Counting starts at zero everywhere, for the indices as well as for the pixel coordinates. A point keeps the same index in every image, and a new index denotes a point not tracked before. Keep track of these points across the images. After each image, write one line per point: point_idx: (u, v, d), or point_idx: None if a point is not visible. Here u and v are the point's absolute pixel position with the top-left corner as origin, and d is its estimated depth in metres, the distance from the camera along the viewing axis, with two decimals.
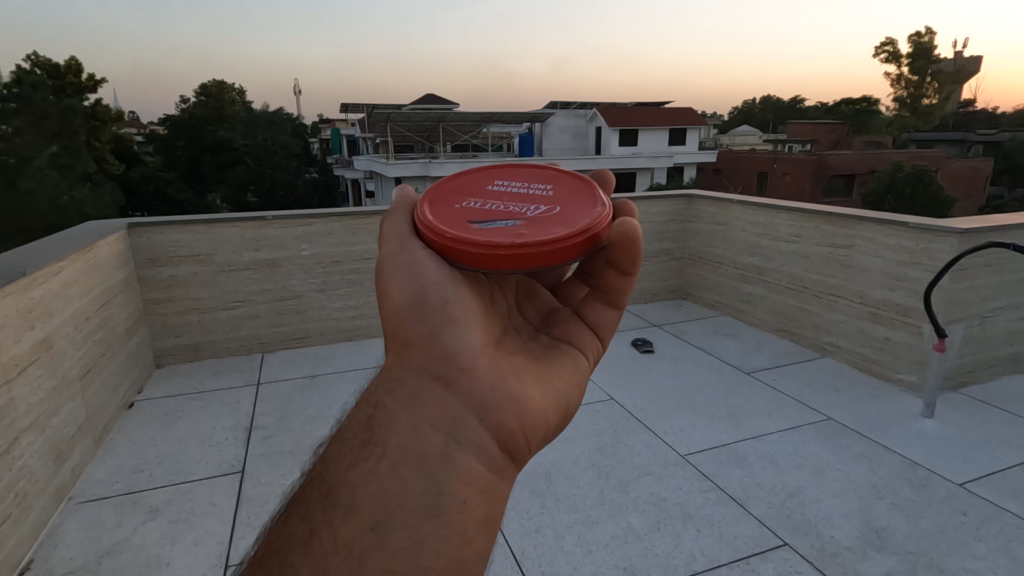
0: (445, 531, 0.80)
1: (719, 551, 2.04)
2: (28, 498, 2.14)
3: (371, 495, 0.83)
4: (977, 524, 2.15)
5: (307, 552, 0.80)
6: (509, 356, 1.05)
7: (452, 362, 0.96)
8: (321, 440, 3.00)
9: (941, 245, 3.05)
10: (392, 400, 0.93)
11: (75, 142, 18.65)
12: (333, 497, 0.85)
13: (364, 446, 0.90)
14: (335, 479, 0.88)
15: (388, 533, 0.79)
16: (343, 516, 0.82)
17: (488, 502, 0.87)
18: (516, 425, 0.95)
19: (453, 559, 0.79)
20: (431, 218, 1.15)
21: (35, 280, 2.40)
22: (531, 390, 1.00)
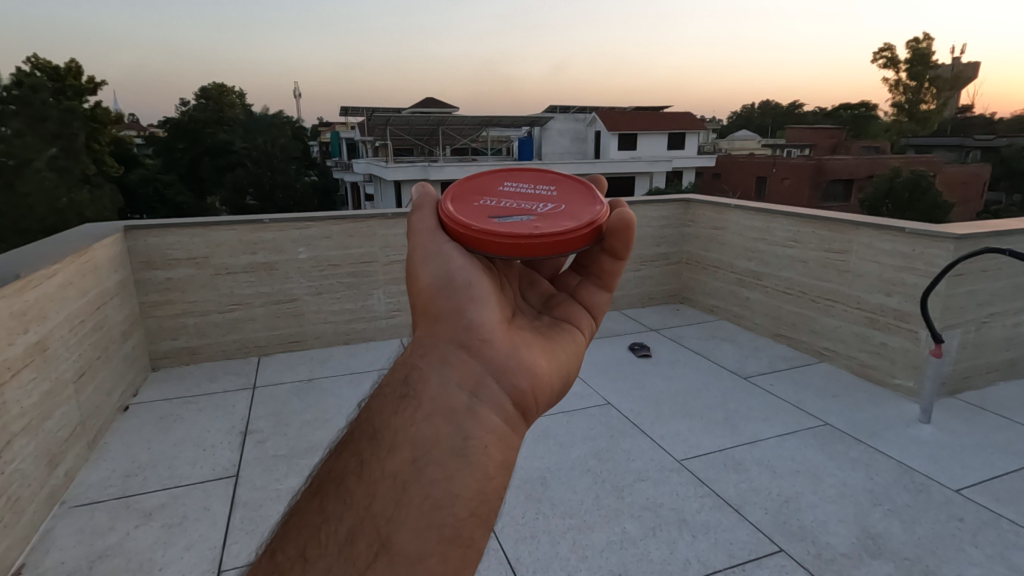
0: (473, 469, 0.78)
1: (715, 557, 2.03)
2: (20, 502, 2.13)
3: (407, 434, 0.79)
4: (974, 530, 2.15)
5: (352, 485, 0.75)
6: (522, 331, 1.04)
7: (471, 331, 0.96)
8: (316, 445, 2.98)
9: (938, 251, 3.06)
10: (420, 361, 0.91)
11: (74, 144, 18.72)
12: (374, 436, 0.80)
13: (401, 396, 0.86)
14: (375, 422, 0.83)
15: (424, 468, 0.75)
16: (381, 450, 0.78)
17: (506, 449, 0.85)
18: (528, 390, 0.94)
19: (476, 497, 0.75)
20: (455, 212, 1.16)
21: (30, 282, 2.39)
22: (540, 358, 1.00)
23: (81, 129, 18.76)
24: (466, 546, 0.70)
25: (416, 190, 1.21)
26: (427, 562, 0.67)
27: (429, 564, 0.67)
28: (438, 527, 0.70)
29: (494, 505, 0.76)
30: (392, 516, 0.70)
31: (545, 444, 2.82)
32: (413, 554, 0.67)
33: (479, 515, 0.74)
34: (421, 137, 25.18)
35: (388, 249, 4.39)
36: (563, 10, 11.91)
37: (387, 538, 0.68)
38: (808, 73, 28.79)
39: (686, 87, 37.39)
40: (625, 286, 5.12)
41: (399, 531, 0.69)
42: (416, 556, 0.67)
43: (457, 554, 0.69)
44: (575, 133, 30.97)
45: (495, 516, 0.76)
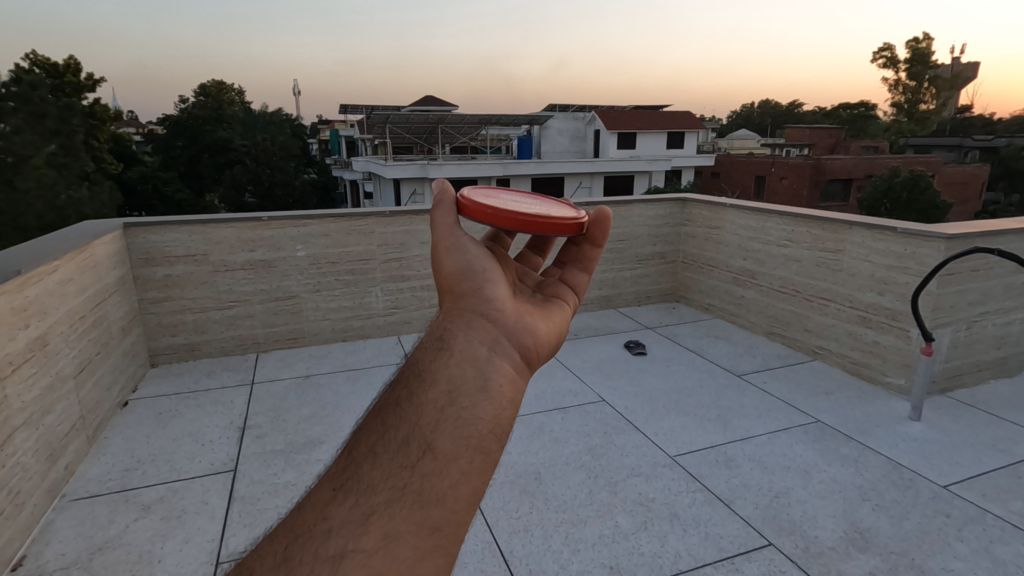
0: (492, 401, 0.77)
1: (705, 550, 2.07)
2: (22, 495, 2.16)
3: (443, 374, 0.78)
4: (960, 525, 2.18)
5: (402, 409, 0.74)
6: (525, 304, 1.02)
7: (486, 304, 0.93)
8: (313, 439, 3.01)
9: (929, 250, 3.09)
10: (449, 324, 0.88)
11: (73, 141, 18.67)
12: (419, 374, 0.79)
13: (437, 348, 0.83)
14: (419, 364, 0.81)
15: (457, 397, 0.75)
16: (424, 383, 0.77)
17: (517, 386, 0.83)
18: (534, 346, 0.92)
19: (494, 423, 0.74)
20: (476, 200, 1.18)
21: (30, 279, 2.41)
22: (540, 322, 0.97)
23: (79, 125, 18.83)
24: (487, 455, 0.71)
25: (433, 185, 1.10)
26: (458, 462, 0.69)
27: (460, 464, 0.69)
28: (467, 438, 0.70)
29: (507, 428, 0.75)
30: (433, 428, 0.71)
31: (541, 441, 2.85)
32: (451, 455, 0.69)
33: (497, 432, 0.74)
34: (420, 134, 25.08)
35: (387, 246, 4.42)
36: (559, 6, 11.78)
37: (430, 446, 0.69)
38: (808, 71, 28.70)
39: (686, 86, 37.22)
40: (622, 283, 5.15)
41: (440, 439, 0.70)
42: (449, 460, 0.69)
43: (480, 462, 0.70)
44: (574, 132, 30.88)
45: (511, 433, 0.75)
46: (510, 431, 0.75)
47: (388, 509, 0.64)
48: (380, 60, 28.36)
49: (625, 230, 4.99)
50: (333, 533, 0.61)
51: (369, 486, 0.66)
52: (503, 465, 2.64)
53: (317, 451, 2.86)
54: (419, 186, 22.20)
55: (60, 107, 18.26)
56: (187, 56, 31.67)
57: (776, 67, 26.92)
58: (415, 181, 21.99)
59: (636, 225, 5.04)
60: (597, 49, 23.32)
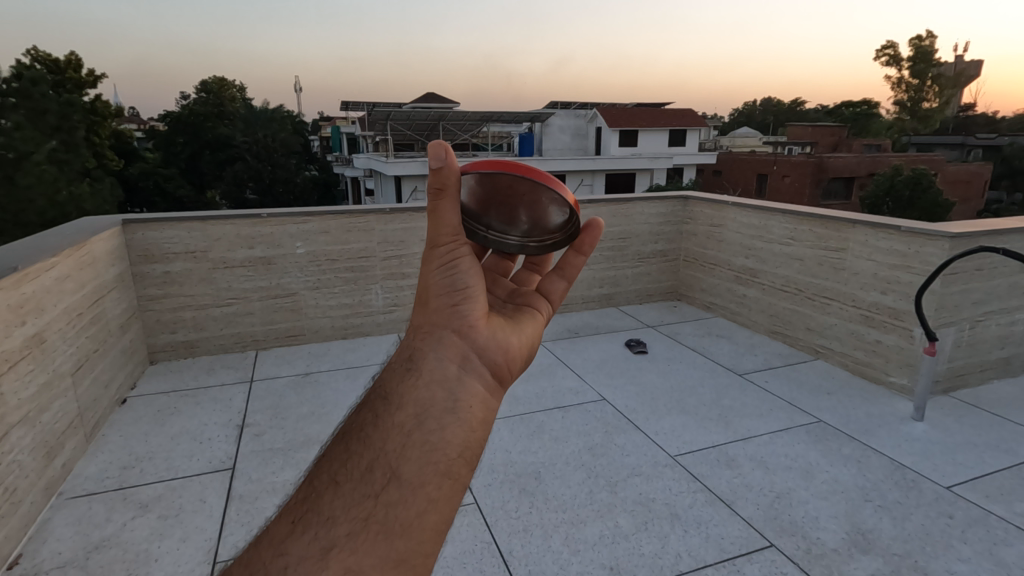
0: (460, 422, 0.75)
1: (706, 551, 2.05)
2: (18, 493, 2.14)
3: (411, 397, 0.75)
4: (964, 526, 2.16)
5: (367, 433, 0.72)
6: (502, 316, 0.95)
7: (465, 320, 0.86)
8: (312, 437, 3.00)
9: (933, 249, 3.07)
10: (418, 342, 0.83)
11: (74, 137, 18.66)
12: (386, 397, 0.76)
13: (406, 367, 0.80)
14: (387, 385, 0.78)
15: (424, 422, 0.73)
16: (390, 407, 0.74)
17: (489, 405, 0.80)
18: (505, 363, 0.87)
19: (461, 447, 0.73)
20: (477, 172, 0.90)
21: (27, 275, 2.39)
22: (513, 334, 0.90)
23: (80, 121, 18.82)
24: (454, 480, 0.70)
25: (433, 143, 0.78)
26: (425, 490, 0.67)
27: (427, 493, 0.67)
28: (434, 465, 0.69)
29: (478, 452, 0.74)
30: (399, 454, 0.69)
31: (541, 439, 2.84)
32: (416, 483, 0.67)
33: (465, 457, 0.73)
34: (421, 131, 25.03)
35: (387, 244, 4.40)
36: (561, 3, 11.74)
37: (396, 473, 0.68)
38: (810, 69, 28.61)
39: (688, 83, 37.08)
40: (623, 281, 5.13)
41: (405, 469, 0.68)
42: (416, 488, 0.67)
43: (447, 487, 0.69)
44: (576, 130, 30.76)
45: (481, 458, 0.74)
46: (479, 456, 0.74)
47: (348, 543, 0.62)
48: (381, 57, 28.28)
49: (626, 227, 4.98)
50: (289, 569, 0.58)
51: (331, 517, 0.64)
52: (503, 463, 2.63)
53: (316, 449, 2.85)
54: (420, 183, 22.13)
55: (61, 103, 18.29)
56: (188, 52, 31.54)
57: (779, 64, 26.82)
58: (416, 178, 21.90)
59: (637, 223, 5.02)
60: (599, 47, 23.24)
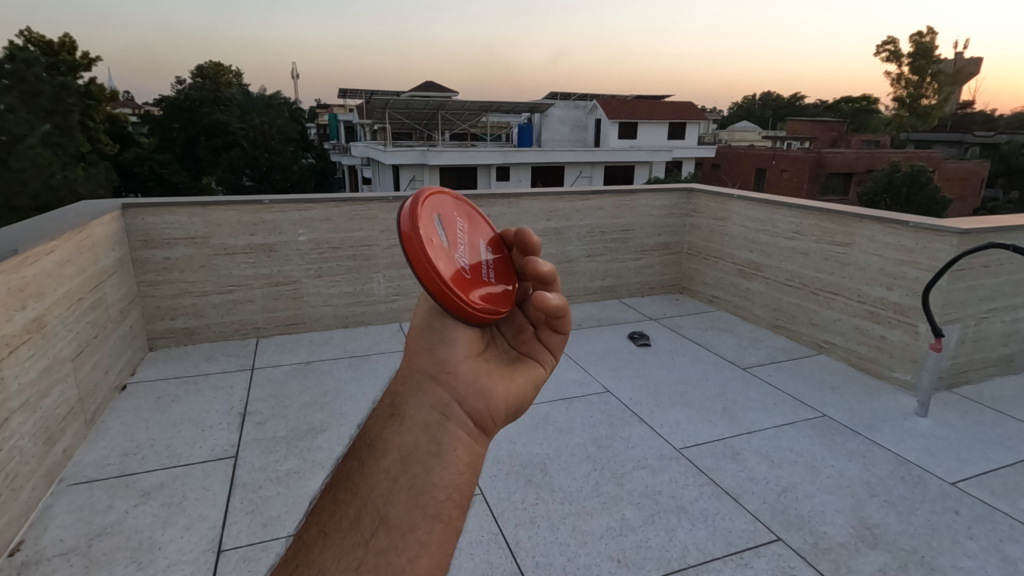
0: (447, 465, 0.67)
1: (713, 544, 2.04)
2: (19, 479, 2.12)
3: (397, 439, 0.69)
4: (969, 522, 2.16)
5: (354, 482, 0.65)
6: (488, 361, 0.89)
7: (448, 365, 0.81)
8: (314, 426, 2.97)
9: (940, 245, 3.05)
10: (398, 387, 0.78)
11: (68, 121, 18.42)
12: (372, 441, 0.69)
13: (389, 415, 0.73)
14: (371, 431, 0.71)
15: (410, 464, 0.66)
16: (376, 452, 0.67)
17: (475, 450, 0.73)
18: (484, 409, 0.79)
19: (451, 487, 0.65)
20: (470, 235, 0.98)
21: (27, 258, 2.35)
22: (499, 385, 0.85)
23: (75, 104, 18.59)
24: (447, 523, 0.62)
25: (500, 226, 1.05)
26: (417, 533, 0.59)
27: (419, 536, 0.59)
28: (424, 507, 0.62)
29: (468, 494, 0.66)
30: (388, 498, 0.62)
31: (545, 431, 2.83)
32: (406, 528, 0.59)
33: (456, 497, 0.65)
34: (420, 121, 24.91)
35: (389, 233, 4.37)
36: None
37: (385, 519, 0.60)
38: (811, 64, 28.51)
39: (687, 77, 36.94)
40: (625, 274, 5.10)
41: (394, 511, 0.61)
42: (408, 530, 0.59)
43: (440, 530, 0.61)
44: (576, 121, 30.68)
45: (471, 498, 0.66)
46: (471, 494, 0.66)
47: None
48: (379, 44, 27.98)
49: (629, 219, 4.96)
50: None
51: (321, 567, 0.55)
52: (507, 454, 2.62)
53: (319, 439, 2.82)
54: (419, 172, 22.00)
55: (55, 86, 18.05)
56: (183, 35, 31.07)
57: (780, 58, 26.69)
58: (415, 168, 21.75)
59: (640, 215, 5.00)
60: (600, 38, 23.16)
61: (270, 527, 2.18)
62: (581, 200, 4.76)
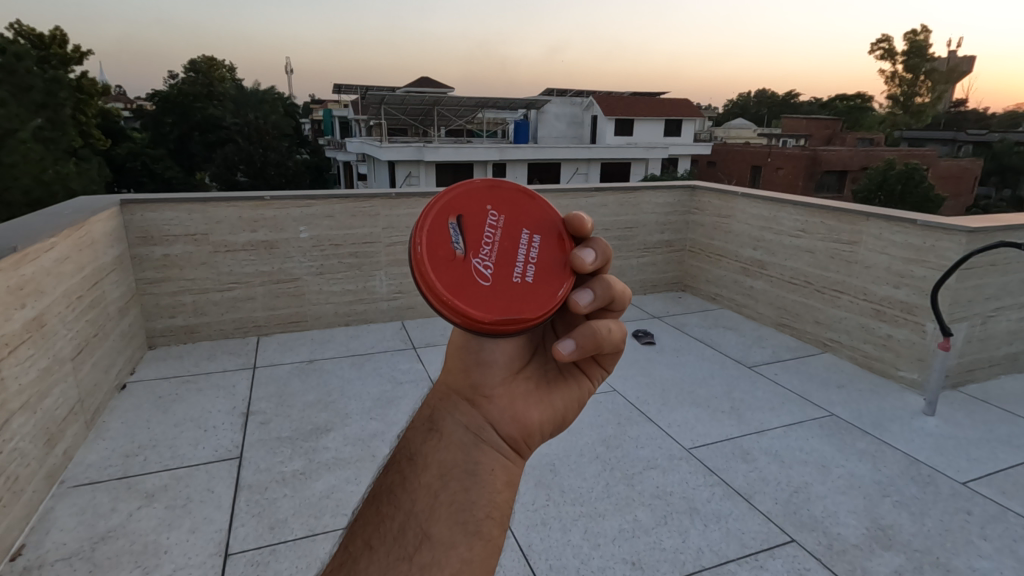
0: (485, 484, 0.73)
1: (727, 547, 2.02)
2: (19, 482, 2.07)
3: (435, 457, 0.76)
4: (982, 523, 2.15)
5: (397, 494, 0.73)
6: (528, 377, 0.87)
7: (487, 385, 0.84)
8: (319, 426, 2.93)
9: (949, 244, 3.04)
10: (437, 404, 0.84)
11: (60, 116, 18.19)
12: (412, 457, 0.77)
13: (429, 429, 0.81)
14: (411, 446, 0.80)
15: (448, 482, 0.73)
16: (416, 467, 0.75)
17: (512, 470, 0.77)
18: (518, 432, 0.81)
19: (490, 504, 0.71)
20: (511, 218, 0.87)
21: (27, 256, 2.30)
22: (536, 407, 0.85)
23: (68, 98, 18.35)
24: (488, 540, 0.68)
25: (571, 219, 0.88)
26: (457, 548, 0.65)
27: (460, 552, 0.65)
28: (464, 523, 0.68)
29: (507, 512, 0.72)
30: (429, 514, 0.69)
31: None
32: (448, 543, 0.66)
33: (497, 515, 0.71)
34: (416, 118, 24.72)
35: (391, 229, 4.33)
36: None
37: (427, 533, 0.67)
38: (807, 62, 28.59)
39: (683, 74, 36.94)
40: (627, 272, 5.08)
41: (436, 527, 0.67)
42: (448, 544, 0.66)
43: (481, 547, 0.67)
44: (572, 118, 30.70)
45: (510, 516, 0.72)
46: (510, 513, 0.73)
47: None
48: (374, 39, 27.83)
49: (633, 216, 4.94)
50: None
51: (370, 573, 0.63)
52: None
53: (325, 439, 2.79)
54: (414, 169, 21.96)
55: (47, 80, 17.81)
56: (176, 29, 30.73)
57: None
58: (411, 164, 21.70)
59: (642, 212, 4.97)
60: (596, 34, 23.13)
61: (278, 529, 2.14)
62: (584, 196, 4.74)
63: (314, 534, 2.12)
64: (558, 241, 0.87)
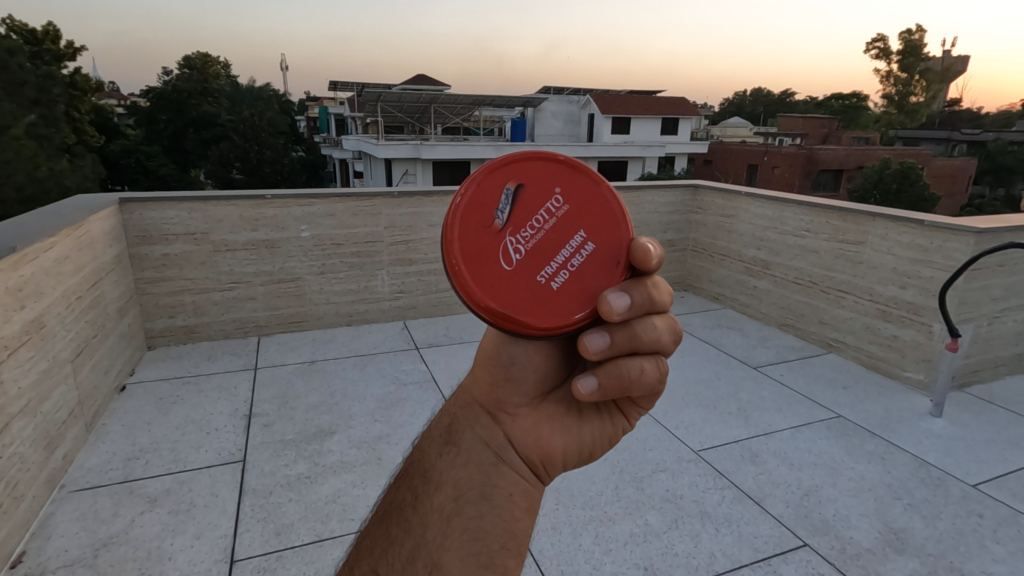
0: (499, 511, 0.79)
1: (740, 551, 2.01)
2: (19, 487, 2.03)
3: (449, 480, 0.81)
4: (995, 525, 2.15)
5: (409, 519, 0.81)
6: (559, 396, 0.85)
7: (510, 403, 0.83)
8: (323, 429, 2.90)
9: (957, 245, 3.03)
10: (458, 414, 0.87)
11: (53, 112, 17.99)
12: (426, 473, 0.84)
13: (446, 445, 0.86)
14: (427, 461, 0.86)
15: (462, 506, 0.79)
16: (430, 486, 0.82)
17: (531, 495, 0.82)
18: (541, 456, 0.82)
19: (506, 536, 0.77)
20: (577, 211, 0.83)
21: (27, 256, 2.26)
22: (562, 435, 0.84)
23: (61, 95, 18.17)
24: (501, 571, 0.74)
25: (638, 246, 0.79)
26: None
27: None
28: (475, 554, 0.75)
29: (522, 543, 0.78)
30: (441, 544, 0.76)
31: None
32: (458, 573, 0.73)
33: (512, 546, 0.77)
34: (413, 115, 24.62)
35: (393, 229, 4.29)
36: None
37: (437, 565, 0.75)
38: None
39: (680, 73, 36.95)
40: None
41: (447, 559, 0.75)
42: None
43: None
44: (569, 116, 30.69)
45: (526, 547, 0.78)
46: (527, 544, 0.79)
47: None
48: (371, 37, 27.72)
49: (636, 216, 4.91)
50: None
51: None
52: None
53: (329, 441, 2.76)
54: (411, 167, 21.88)
55: (40, 76, 17.65)
56: None
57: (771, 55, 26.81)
58: (407, 162, 21.62)
59: (645, 211, 4.94)
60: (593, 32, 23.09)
61: (284, 535, 2.11)
62: None
63: (321, 540, 2.09)
64: (613, 262, 0.80)
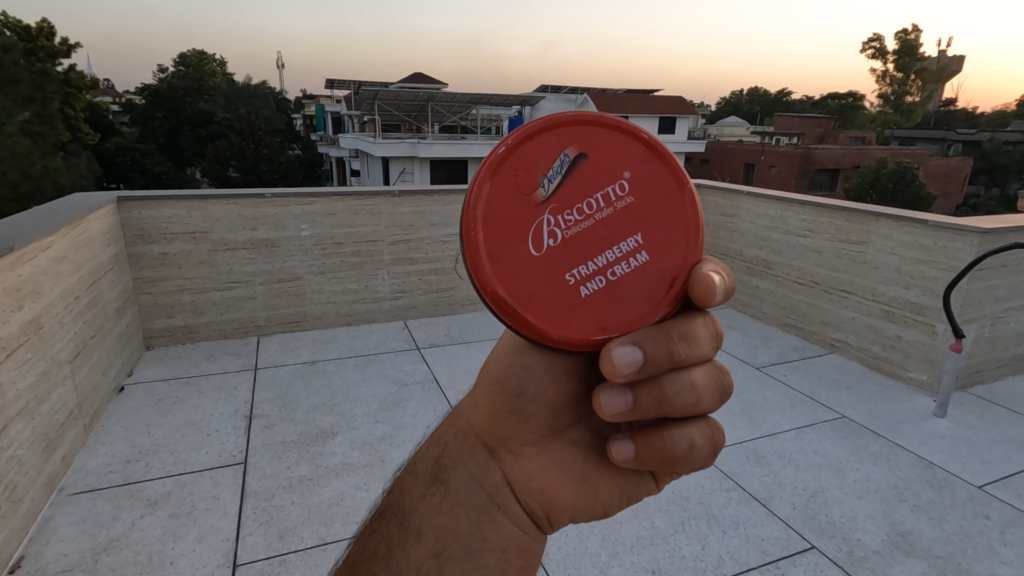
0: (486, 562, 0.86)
1: (748, 553, 2.00)
2: (17, 491, 2.00)
3: (434, 526, 0.89)
4: (1002, 527, 2.14)
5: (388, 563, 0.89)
6: (568, 443, 0.90)
7: (515, 441, 0.90)
8: (325, 430, 2.87)
9: (961, 244, 3.03)
10: (456, 455, 0.95)
11: (49, 110, 17.92)
12: (406, 520, 0.92)
13: (436, 486, 0.93)
14: (410, 504, 0.94)
15: (446, 558, 0.86)
16: (414, 535, 0.90)
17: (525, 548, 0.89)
18: (542, 505, 0.89)
19: None
20: (640, 203, 0.82)
21: (25, 256, 2.23)
22: (573, 488, 0.89)
23: (57, 92, 18.14)
24: None
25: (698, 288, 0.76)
26: None
27: None
28: None
29: None
30: None
31: None
32: None
33: None
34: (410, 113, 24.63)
35: (394, 227, 4.26)
36: None
37: None
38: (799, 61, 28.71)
39: None
40: None
41: None
42: None
43: None
44: None
45: None
46: None
47: None
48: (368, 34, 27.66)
49: None
50: None
51: None
52: None
53: (331, 443, 2.74)
54: (409, 165, 21.84)
55: (35, 73, 17.58)
56: None
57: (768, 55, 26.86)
58: (405, 160, 21.58)
59: None
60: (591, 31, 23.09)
61: (287, 539, 2.09)
62: None
63: (324, 543, 2.07)
64: (666, 282, 0.79)
